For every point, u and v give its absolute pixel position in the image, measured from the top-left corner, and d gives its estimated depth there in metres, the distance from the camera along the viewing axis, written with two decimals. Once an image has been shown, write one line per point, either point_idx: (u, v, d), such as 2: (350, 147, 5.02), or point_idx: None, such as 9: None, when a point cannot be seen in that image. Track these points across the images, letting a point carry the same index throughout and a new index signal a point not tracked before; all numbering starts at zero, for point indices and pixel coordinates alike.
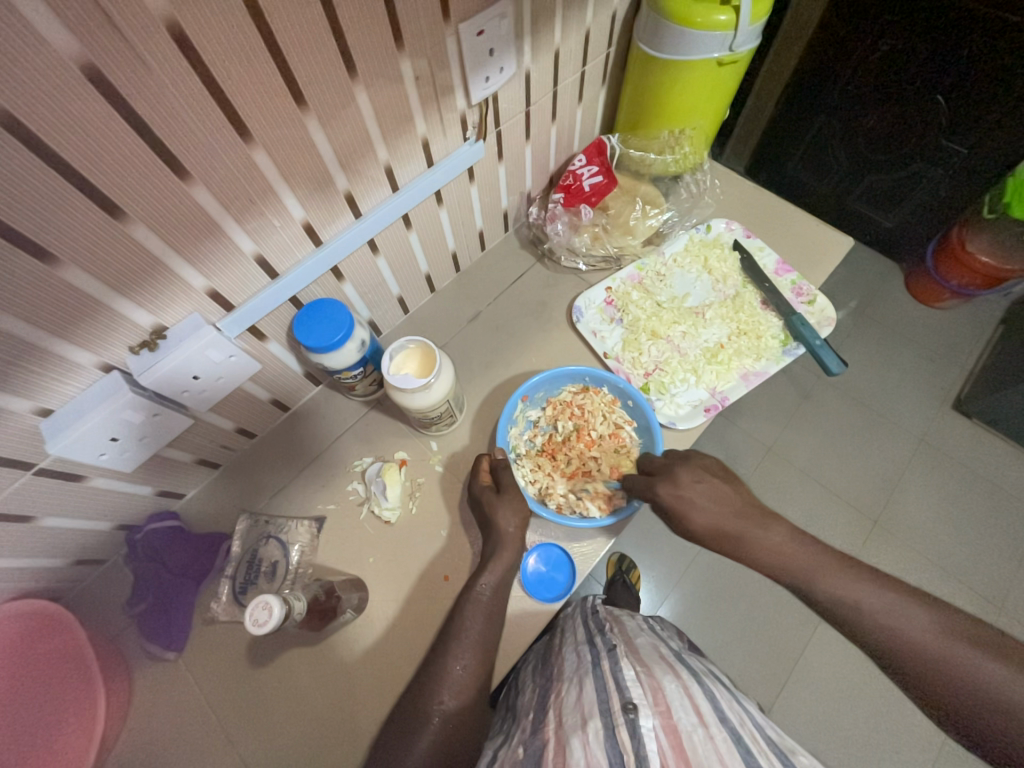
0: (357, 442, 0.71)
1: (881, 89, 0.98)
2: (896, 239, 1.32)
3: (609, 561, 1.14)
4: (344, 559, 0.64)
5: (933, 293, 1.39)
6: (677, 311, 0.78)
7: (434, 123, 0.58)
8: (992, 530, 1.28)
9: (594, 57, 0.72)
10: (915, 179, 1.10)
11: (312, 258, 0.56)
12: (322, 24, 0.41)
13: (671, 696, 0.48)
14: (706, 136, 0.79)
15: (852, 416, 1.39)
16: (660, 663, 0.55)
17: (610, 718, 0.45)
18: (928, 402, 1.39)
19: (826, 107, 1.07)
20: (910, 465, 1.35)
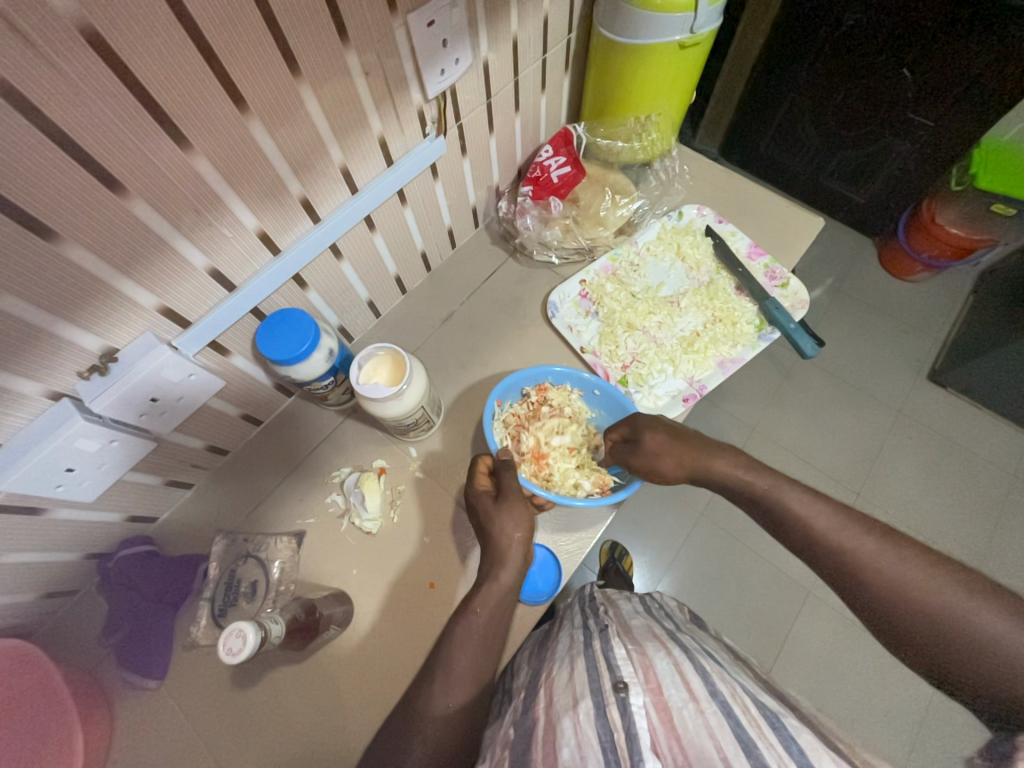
0: (334, 452, 0.69)
1: (847, 64, 0.97)
2: (868, 214, 1.33)
3: (600, 550, 1.15)
4: (327, 573, 0.63)
5: (905, 266, 1.41)
6: (652, 301, 0.77)
7: (390, 121, 0.56)
8: (969, 495, 1.32)
9: (555, 44, 0.70)
10: (883, 154, 1.11)
11: (270, 268, 0.54)
12: (258, 22, 0.39)
13: (662, 673, 0.48)
14: (672, 121, 0.78)
15: (832, 392, 1.41)
16: (653, 641, 0.55)
17: (600, 699, 0.45)
18: (905, 374, 1.42)
19: (794, 83, 1.06)
20: (890, 437, 1.37)
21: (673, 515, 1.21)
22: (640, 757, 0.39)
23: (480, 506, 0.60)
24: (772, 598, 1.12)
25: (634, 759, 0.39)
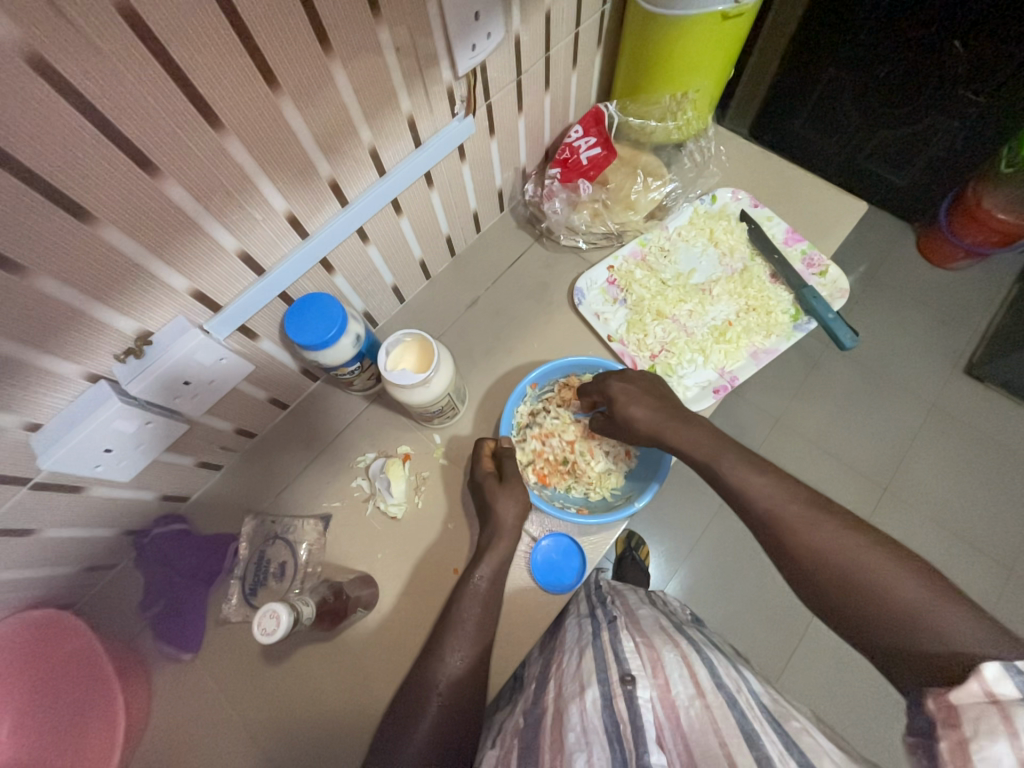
0: (359, 437, 0.70)
1: (893, 38, 0.91)
2: (908, 197, 1.27)
3: (618, 539, 1.14)
4: (352, 556, 0.64)
5: (946, 252, 1.34)
6: (683, 288, 0.74)
7: (419, 100, 0.54)
8: (1003, 493, 1.27)
9: (588, 17, 0.66)
10: (929, 133, 1.04)
11: (299, 252, 0.54)
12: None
13: (670, 667, 0.47)
14: (709, 98, 0.74)
15: (862, 384, 1.37)
16: (662, 634, 0.54)
17: (609, 689, 0.45)
18: (940, 366, 1.36)
19: (835, 58, 1.00)
20: (921, 432, 1.33)
21: (693, 506, 1.19)
22: (644, 750, 0.39)
23: (488, 489, 0.61)
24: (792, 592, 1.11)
25: (640, 752, 0.39)
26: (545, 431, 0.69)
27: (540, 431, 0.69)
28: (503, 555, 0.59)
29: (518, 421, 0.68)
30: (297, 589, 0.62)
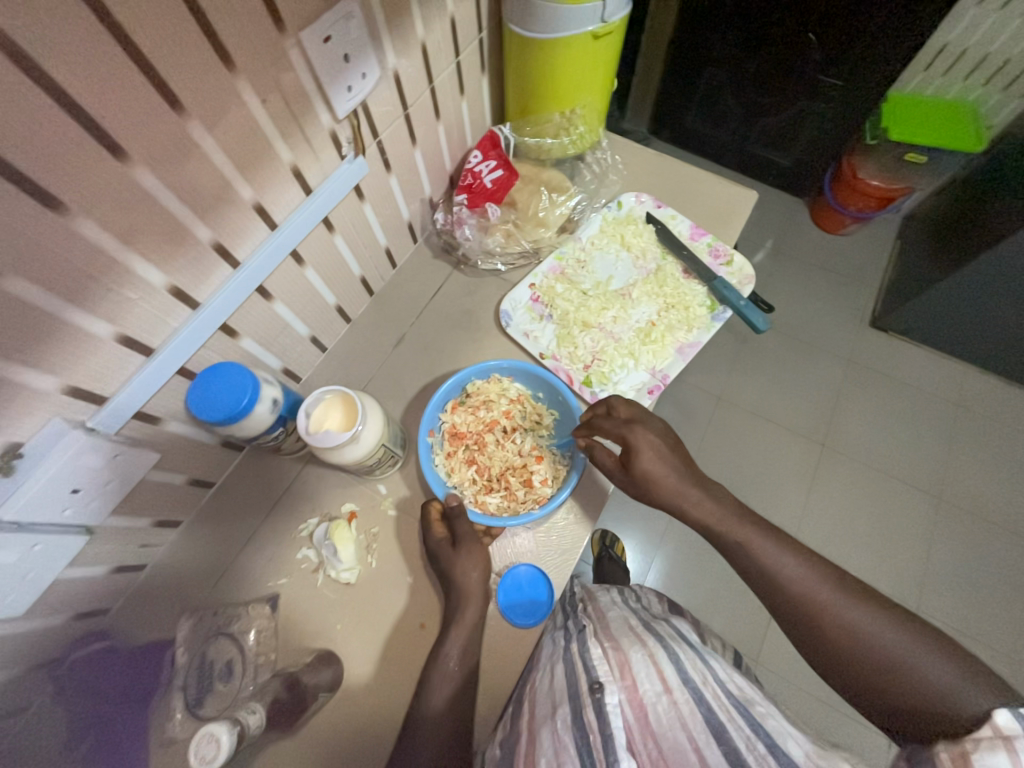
0: (296, 504, 0.64)
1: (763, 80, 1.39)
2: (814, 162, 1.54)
3: (592, 541, 1.15)
4: (306, 637, 0.58)
5: (836, 220, 1.62)
6: (604, 296, 0.75)
7: (301, 149, 0.52)
8: (921, 427, 1.44)
9: (468, 46, 0.67)
10: (803, 119, 1.43)
11: (191, 324, 0.49)
12: (130, 60, 0.35)
13: (638, 668, 0.46)
14: (598, 113, 0.77)
15: (786, 348, 1.52)
16: (632, 636, 0.52)
17: (578, 702, 0.43)
18: (849, 322, 1.57)
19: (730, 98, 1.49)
20: (844, 383, 1.49)
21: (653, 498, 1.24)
22: (615, 758, 0.37)
23: (444, 561, 0.57)
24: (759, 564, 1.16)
25: (609, 760, 0.37)
26: (472, 461, 0.63)
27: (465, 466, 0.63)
28: (476, 634, 0.55)
29: (442, 476, 0.61)
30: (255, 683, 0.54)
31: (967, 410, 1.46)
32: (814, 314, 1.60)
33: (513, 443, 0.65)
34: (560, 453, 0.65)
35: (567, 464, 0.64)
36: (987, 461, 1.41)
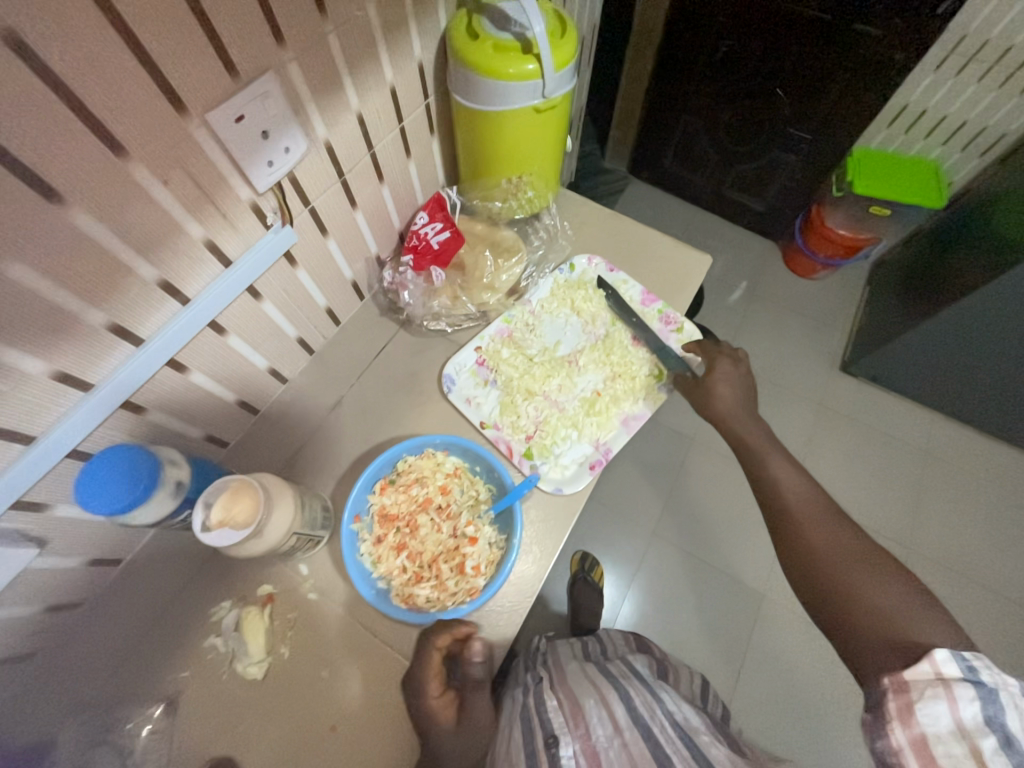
0: (209, 584, 0.60)
1: (738, 130, 1.50)
2: (782, 208, 1.64)
3: (572, 560, 1.28)
4: (206, 739, 0.53)
5: (807, 266, 1.67)
6: (549, 363, 0.73)
7: (215, 223, 0.49)
8: (890, 475, 1.45)
9: (412, 111, 0.66)
10: (775, 164, 1.53)
11: (82, 406, 0.46)
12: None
13: (590, 716, 0.56)
14: (548, 179, 0.77)
15: (759, 390, 1.56)
16: (586, 689, 0.61)
17: (535, 759, 0.51)
18: (820, 367, 1.60)
19: (709, 142, 1.58)
20: (816, 427, 1.51)
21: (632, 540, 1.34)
22: None
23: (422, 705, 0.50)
24: (728, 605, 1.26)
25: None
26: (401, 548, 0.58)
27: (393, 555, 0.57)
28: None
29: (363, 567, 0.56)
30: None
31: (933, 461, 1.47)
32: (785, 359, 1.61)
33: (446, 523, 0.60)
34: (496, 532, 0.59)
35: (504, 545, 0.58)
36: (953, 513, 1.40)
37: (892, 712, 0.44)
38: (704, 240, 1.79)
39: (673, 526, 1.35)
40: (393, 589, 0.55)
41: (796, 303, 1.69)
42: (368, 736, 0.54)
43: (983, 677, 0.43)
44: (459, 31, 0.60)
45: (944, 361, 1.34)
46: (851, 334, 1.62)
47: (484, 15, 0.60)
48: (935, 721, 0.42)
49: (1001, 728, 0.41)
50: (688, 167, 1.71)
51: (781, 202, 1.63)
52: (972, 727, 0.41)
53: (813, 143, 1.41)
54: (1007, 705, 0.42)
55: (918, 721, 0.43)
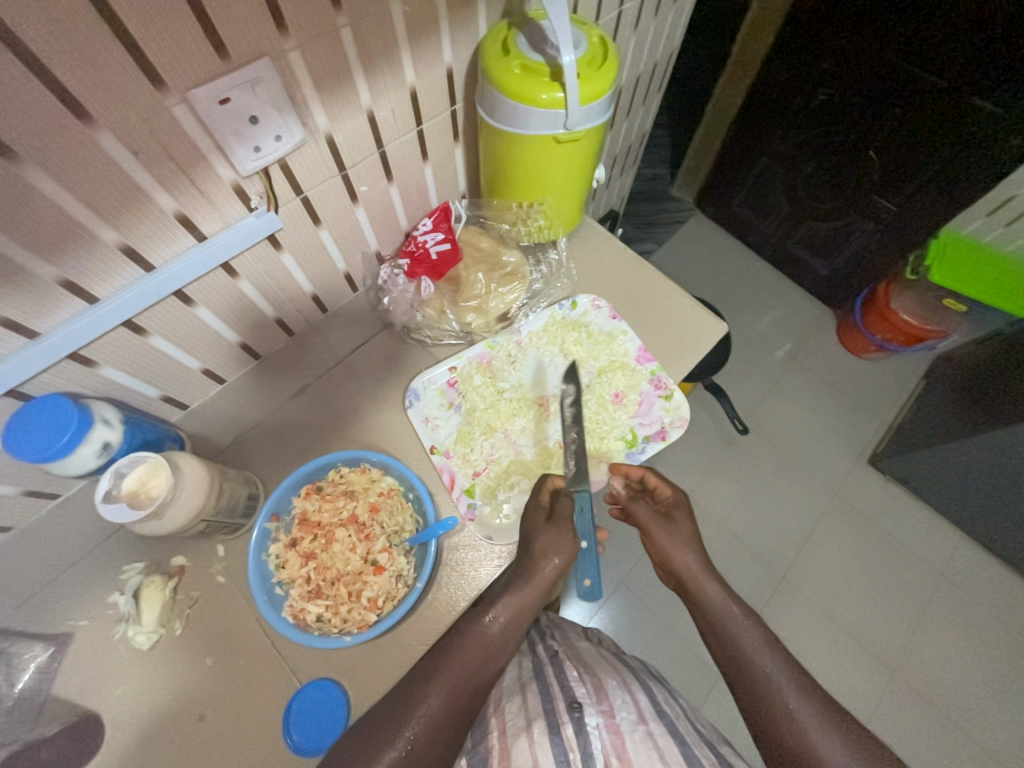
0: (131, 540, 0.61)
1: (816, 185, 1.39)
2: (846, 276, 1.52)
3: None
4: (84, 689, 0.55)
5: (861, 344, 1.54)
6: (519, 401, 0.71)
7: (190, 197, 0.48)
8: (894, 589, 1.32)
9: (434, 116, 0.63)
10: (849, 229, 1.41)
11: (25, 354, 0.46)
12: None
13: (613, 696, 0.47)
14: (564, 212, 0.73)
15: (773, 462, 1.46)
16: (608, 671, 0.52)
17: (554, 719, 0.43)
18: (846, 454, 1.47)
19: (783, 192, 1.48)
20: (824, 516, 1.40)
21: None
22: None
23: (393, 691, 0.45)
24: (684, 670, 1.21)
25: None
26: (309, 558, 0.58)
27: (300, 566, 0.58)
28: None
29: (268, 567, 0.57)
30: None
31: (946, 586, 1.33)
32: (810, 436, 1.49)
33: (360, 545, 0.59)
34: (406, 568, 0.59)
35: (409, 584, 0.58)
36: (955, 648, 1.26)
37: None
38: (756, 292, 1.68)
39: (643, 582, 1.28)
40: (290, 602, 0.56)
41: (838, 380, 1.56)
42: (231, 735, 0.53)
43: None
44: (493, 44, 0.56)
45: (988, 482, 1.20)
46: (892, 428, 1.48)
47: (523, 33, 0.56)
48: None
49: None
50: (756, 212, 1.61)
51: (847, 271, 1.51)
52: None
53: (897, 216, 1.28)
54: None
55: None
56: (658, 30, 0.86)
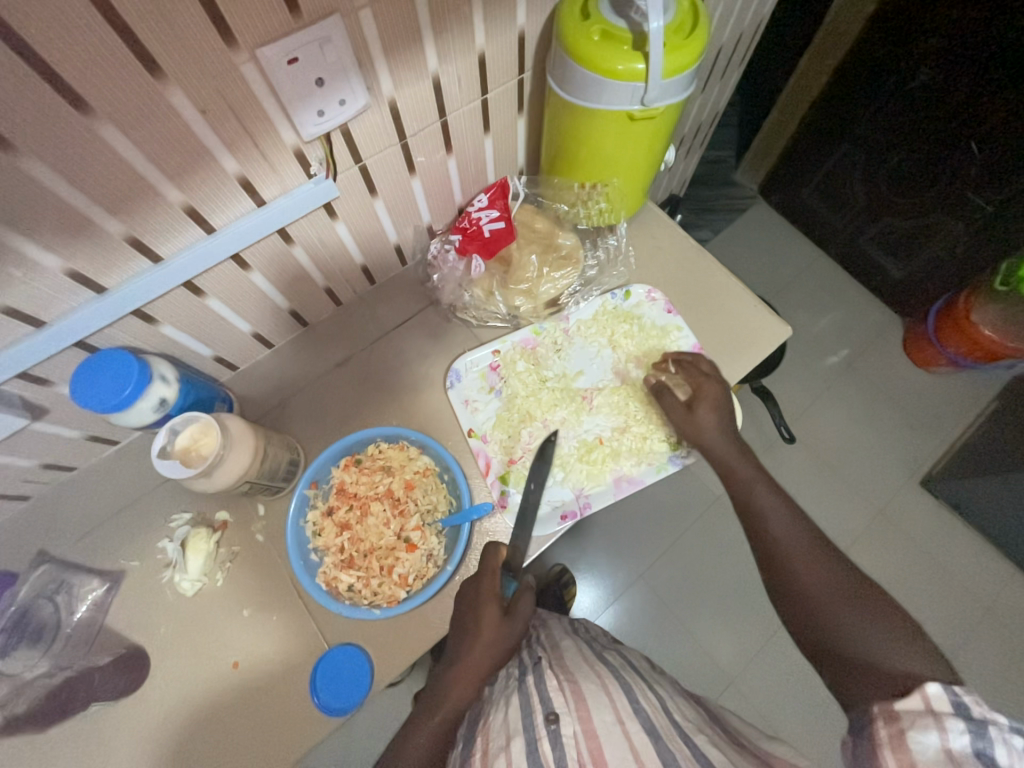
0: (179, 492, 0.64)
1: (902, 178, 1.26)
2: (923, 281, 1.39)
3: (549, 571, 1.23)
4: (133, 625, 0.58)
5: (929, 356, 1.42)
6: (562, 391, 0.69)
7: (252, 161, 0.48)
8: (934, 618, 1.25)
9: (500, 85, 0.60)
10: (935, 230, 1.28)
11: (93, 307, 0.48)
12: (26, 54, 0.32)
13: (593, 700, 0.46)
14: (627, 195, 0.69)
15: (815, 473, 1.38)
16: (588, 673, 0.51)
17: (532, 734, 0.42)
18: (897, 473, 1.38)
19: (863, 184, 1.35)
20: (865, 534, 1.33)
21: (617, 571, 1.28)
22: None
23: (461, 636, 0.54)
24: (701, 667, 1.20)
25: None
26: (344, 528, 0.59)
27: (336, 534, 0.59)
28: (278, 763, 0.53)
29: (306, 532, 0.59)
30: (46, 666, 0.55)
31: (993, 619, 1.24)
32: (860, 450, 1.40)
33: (395, 521, 0.60)
34: (437, 549, 0.60)
35: (439, 565, 0.59)
36: (994, 682, 1.20)
37: (882, 739, 0.41)
38: (817, 291, 1.56)
39: (664, 580, 1.26)
40: (324, 568, 0.58)
41: (898, 393, 1.45)
42: (267, 686, 0.56)
43: (972, 705, 0.39)
44: (571, 7, 0.52)
45: None
46: (953, 448, 1.37)
47: None
48: (924, 757, 0.38)
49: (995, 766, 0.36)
50: (828, 204, 1.48)
51: (925, 275, 1.38)
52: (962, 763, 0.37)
53: (994, 218, 1.15)
54: (1003, 744, 0.37)
55: (906, 752, 0.39)
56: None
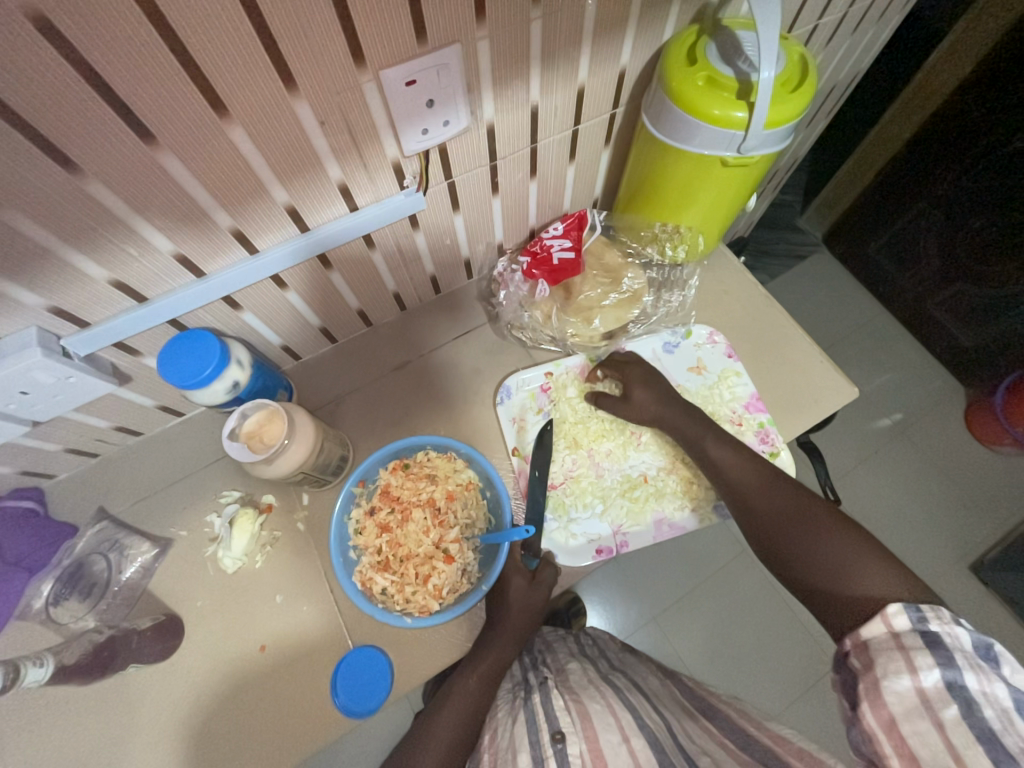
0: (230, 471, 0.66)
1: (984, 244, 1.20)
2: (996, 352, 1.31)
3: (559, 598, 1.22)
4: (174, 594, 0.61)
5: (992, 432, 1.33)
6: (612, 423, 0.69)
7: (354, 170, 0.50)
8: None
9: (593, 118, 0.61)
10: (1013, 301, 1.20)
11: (189, 290, 0.51)
12: (189, 67, 0.36)
13: (598, 720, 0.47)
14: (702, 236, 0.69)
15: None
16: (594, 694, 0.52)
17: (539, 752, 0.43)
18: (945, 552, 1.29)
19: (937, 246, 1.29)
20: None
21: (629, 609, 1.24)
22: None
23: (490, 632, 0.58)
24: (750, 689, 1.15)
25: None
26: (384, 530, 0.60)
27: (376, 536, 0.60)
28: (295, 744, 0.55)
29: (349, 529, 0.60)
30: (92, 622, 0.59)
31: None
32: (905, 522, 1.32)
33: (433, 531, 0.61)
34: (472, 564, 0.60)
35: (472, 582, 0.60)
36: None
37: (863, 692, 0.42)
38: (874, 348, 1.49)
39: (679, 627, 1.21)
40: (362, 568, 0.58)
41: (953, 466, 1.37)
42: (290, 675, 0.57)
43: (933, 627, 0.42)
44: (678, 50, 0.53)
45: None
46: (1011, 535, 1.28)
47: (713, 42, 0.52)
48: (900, 702, 0.40)
49: (964, 694, 0.38)
50: (896, 262, 1.42)
51: (998, 346, 1.30)
52: (933, 695, 0.39)
53: None
54: (972, 671, 0.39)
55: (885, 704, 0.41)
56: (848, 50, 0.77)
